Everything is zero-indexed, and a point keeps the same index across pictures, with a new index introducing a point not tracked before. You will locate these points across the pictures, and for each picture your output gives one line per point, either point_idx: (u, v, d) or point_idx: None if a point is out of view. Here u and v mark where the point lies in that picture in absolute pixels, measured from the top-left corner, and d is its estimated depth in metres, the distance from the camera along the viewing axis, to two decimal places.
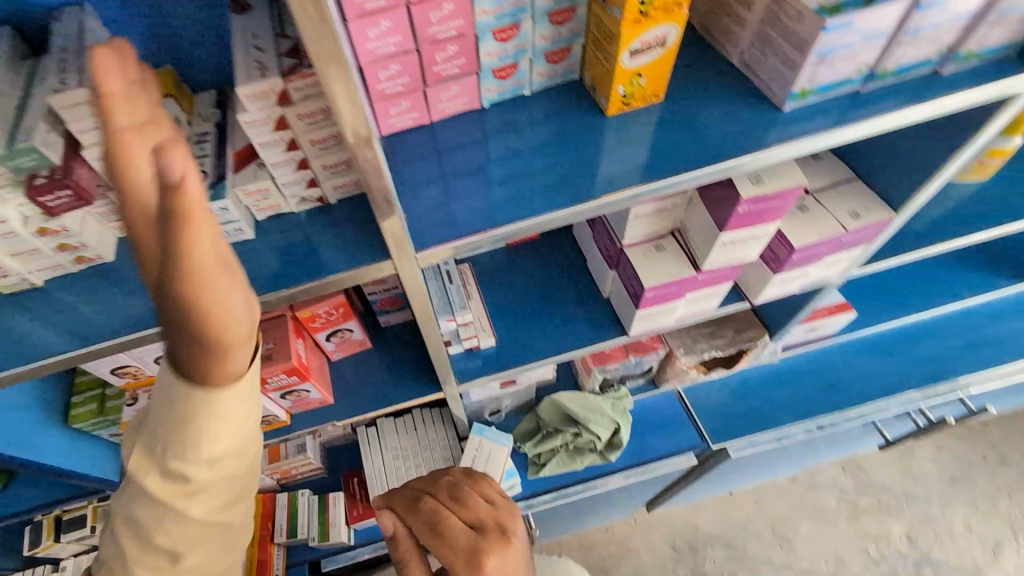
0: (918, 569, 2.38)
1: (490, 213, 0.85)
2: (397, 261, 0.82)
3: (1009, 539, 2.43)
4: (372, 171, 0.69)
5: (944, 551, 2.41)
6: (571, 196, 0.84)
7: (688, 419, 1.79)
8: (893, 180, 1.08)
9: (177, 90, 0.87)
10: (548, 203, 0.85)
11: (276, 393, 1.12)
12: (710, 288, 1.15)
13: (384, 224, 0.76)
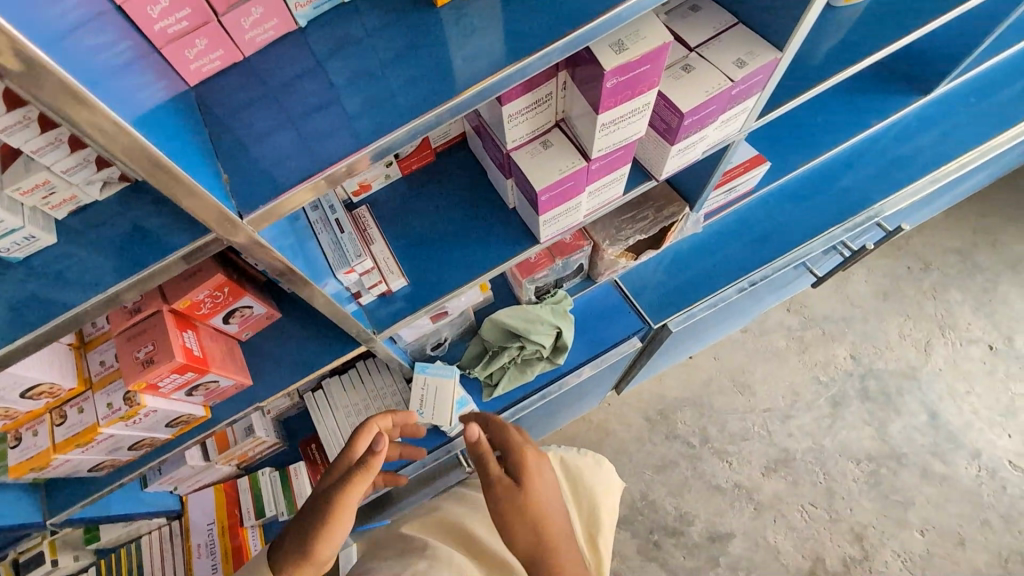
0: (862, 382, 2.64)
1: (322, 153, 0.74)
2: (222, 232, 0.71)
3: (937, 336, 2.70)
4: (115, 137, 0.55)
5: (883, 360, 2.68)
6: (404, 114, 0.74)
7: (628, 304, 1.83)
8: (774, 19, 1.01)
9: None
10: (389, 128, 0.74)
11: (181, 392, 1.04)
12: (610, 174, 1.09)
13: (183, 197, 0.64)
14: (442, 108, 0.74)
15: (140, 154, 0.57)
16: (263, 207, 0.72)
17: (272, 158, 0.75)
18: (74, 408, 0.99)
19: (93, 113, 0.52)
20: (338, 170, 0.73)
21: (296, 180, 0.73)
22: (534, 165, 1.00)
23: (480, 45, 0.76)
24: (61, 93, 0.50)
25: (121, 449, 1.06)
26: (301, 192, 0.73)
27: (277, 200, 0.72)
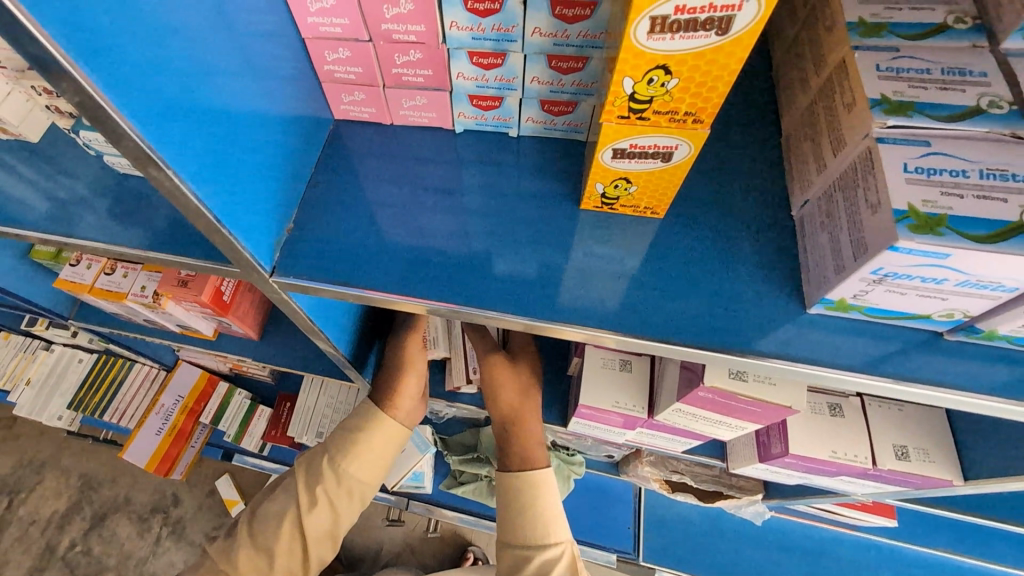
0: None
1: (377, 266, 0.67)
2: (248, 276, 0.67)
3: None
4: (173, 193, 0.52)
5: None
6: (473, 295, 0.64)
7: (634, 520, 1.52)
8: (983, 444, 0.73)
9: None
10: (447, 290, 0.64)
11: (200, 313, 1.12)
12: (673, 435, 0.92)
13: (224, 248, 0.60)
14: (507, 313, 0.62)
15: (192, 211, 0.54)
16: (290, 279, 0.65)
17: (338, 236, 0.68)
18: (123, 269, 1.09)
19: (159, 172, 0.49)
20: (378, 295, 0.65)
21: (334, 278, 0.65)
22: (596, 380, 0.85)
23: (596, 266, 0.64)
24: (132, 151, 0.47)
25: (137, 315, 1.17)
26: (328, 291, 0.65)
27: (309, 285, 0.65)
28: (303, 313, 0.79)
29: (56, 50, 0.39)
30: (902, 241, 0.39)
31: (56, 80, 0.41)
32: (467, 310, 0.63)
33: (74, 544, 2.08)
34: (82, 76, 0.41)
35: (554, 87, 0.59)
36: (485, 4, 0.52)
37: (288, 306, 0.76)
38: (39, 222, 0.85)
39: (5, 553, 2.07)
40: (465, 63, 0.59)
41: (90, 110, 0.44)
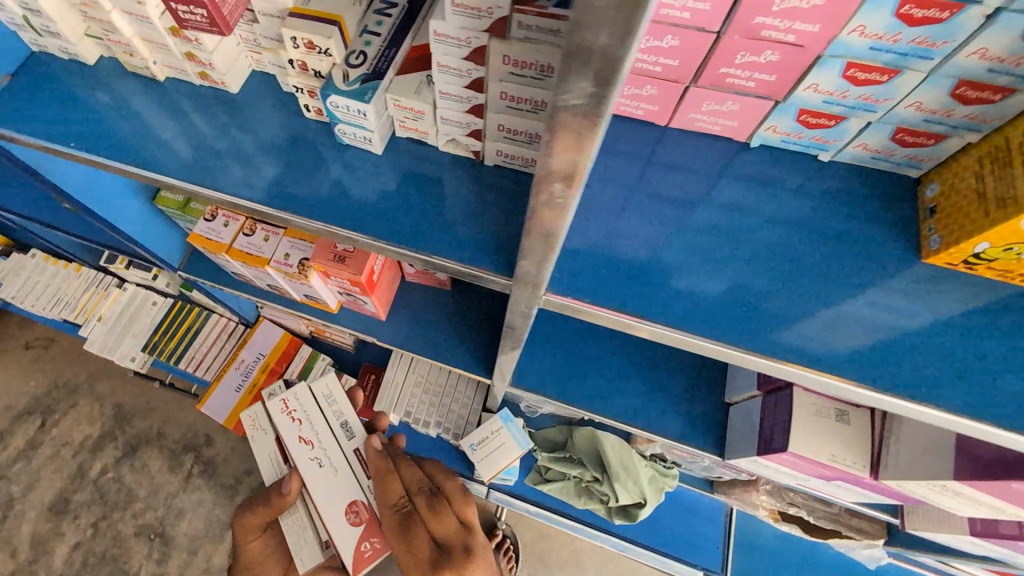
0: None
1: (659, 295, 0.62)
2: (516, 284, 0.61)
3: None
4: (551, 203, 0.47)
5: None
6: (766, 341, 0.60)
7: (722, 540, 1.46)
8: None
9: None
10: (740, 333, 0.60)
11: (335, 288, 1.02)
12: (869, 491, 0.83)
13: (526, 256, 0.55)
14: (813, 371, 0.59)
15: (549, 221, 0.49)
16: (568, 300, 0.62)
17: (617, 258, 0.63)
18: (263, 232, 0.99)
19: (565, 186, 0.44)
20: (666, 332, 0.61)
21: (615, 304, 0.61)
22: (811, 427, 0.77)
23: (904, 325, 0.59)
24: (569, 161, 0.42)
25: (263, 282, 1.08)
26: (609, 318, 0.62)
27: (592, 310, 0.61)
28: (521, 324, 0.72)
29: (627, 64, 0.33)
30: None
31: (578, 81, 0.35)
32: (757, 356, 0.60)
33: (104, 471, 2.03)
34: (617, 92, 0.36)
35: (934, 115, 0.55)
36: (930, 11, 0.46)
37: (516, 315, 0.68)
38: (209, 175, 0.72)
39: (37, 470, 2.03)
40: (832, 74, 0.54)
41: (579, 118, 0.38)
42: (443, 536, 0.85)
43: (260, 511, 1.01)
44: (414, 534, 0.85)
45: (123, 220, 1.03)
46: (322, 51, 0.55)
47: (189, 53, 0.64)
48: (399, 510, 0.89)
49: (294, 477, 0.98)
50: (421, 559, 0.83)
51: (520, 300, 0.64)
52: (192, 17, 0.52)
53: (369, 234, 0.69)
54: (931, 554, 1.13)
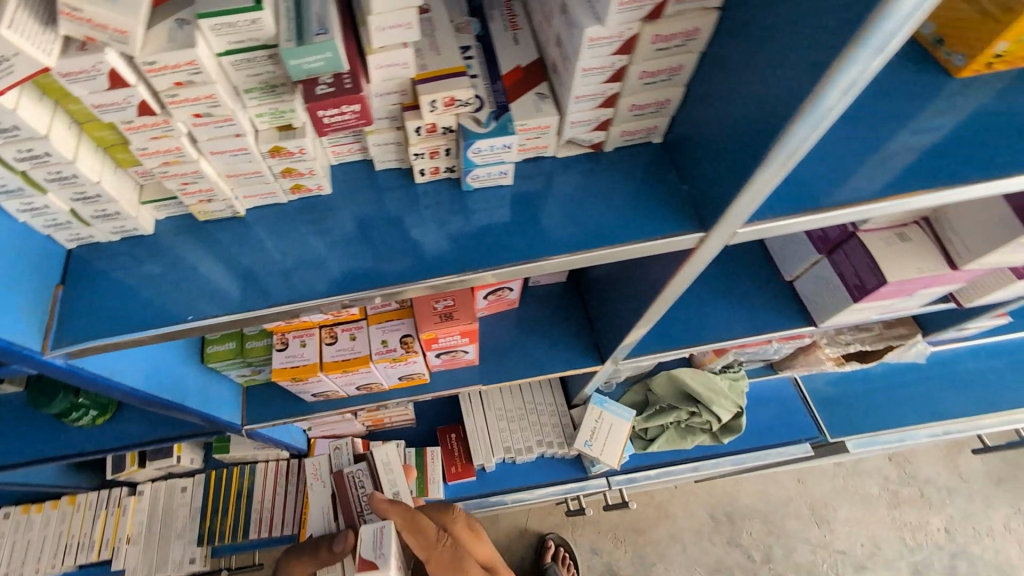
0: (952, 562, 2.39)
1: (804, 183, 0.67)
2: (708, 235, 0.64)
3: None
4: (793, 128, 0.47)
5: (981, 547, 2.42)
6: (908, 176, 0.66)
7: (804, 407, 1.65)
8: None
9: None
10: (894, 181, 0.65)
11: (435, 353, 1.03)
12: (943, 287, 0.99)
13: (736, 198, 0.57)
14: (969, 183, 0.65)
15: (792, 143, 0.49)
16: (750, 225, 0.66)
17: None
18: (345, 332, 1.00)
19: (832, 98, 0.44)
20: (841, 211, 0.65)
21: (789, 210, 0.65)
22: (890, 257, 0.93)
23: (976, 116, 0.69)
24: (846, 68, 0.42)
25: (351, 386, 1.07)
26: (788, 225, 0.65)
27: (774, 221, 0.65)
28: (690, 276, 0.75)
29: None
30: None
31: None
32: (927, 193, 0.64)
33: None
34: None
35: None
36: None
37: (688, 269, 0.72)
38: (332, 280, 0.68)
39: None
40: None
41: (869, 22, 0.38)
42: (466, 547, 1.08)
43: (304, 563, 0.99)
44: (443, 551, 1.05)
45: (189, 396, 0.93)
46: (462, 103, 0.56)
47: (288, 168, 0.63)
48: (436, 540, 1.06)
49: (345, 536, 0.98)
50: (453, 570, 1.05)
51: (710, 249, 0.66)
52: (339, 117, 0.53)
53: (528, 258, 0.66)
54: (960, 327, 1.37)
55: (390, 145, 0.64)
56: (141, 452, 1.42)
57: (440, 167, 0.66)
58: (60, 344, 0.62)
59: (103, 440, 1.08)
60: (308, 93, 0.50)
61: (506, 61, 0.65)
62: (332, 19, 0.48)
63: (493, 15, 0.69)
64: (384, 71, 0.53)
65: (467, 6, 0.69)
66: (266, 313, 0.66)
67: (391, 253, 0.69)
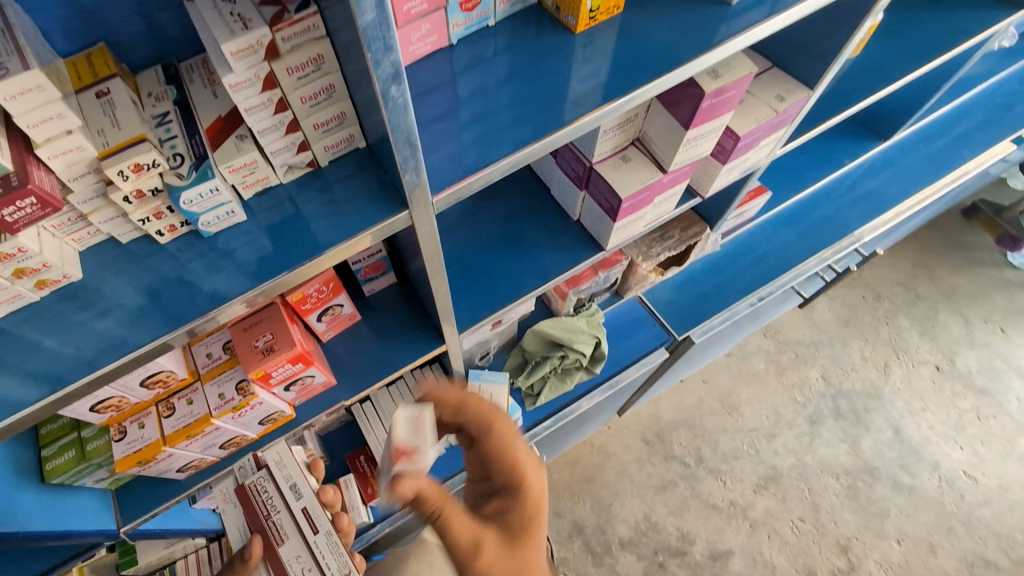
0: (834, 401, 2.81)
1: (488, 146, 0.83)
2: (414, 208, 0.78)
3: (894, 358, 2.93)
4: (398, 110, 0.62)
5: (851, 381, 2.87)
6: (560, 118, 0.85)
7: (652, 318, 1.91)
8: (803, 68, 1.16)
9: (117, 68, 0.73)
10: (549, 125, 0.85)
11: (280, 386, 1.02)
12: (671, 190, 1.22)
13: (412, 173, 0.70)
14: (593, 113, 0.86)
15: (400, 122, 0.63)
16: (442, 194, 0.79)
17: (458, 151, 0.84)
18: (183, 399, 0.97)
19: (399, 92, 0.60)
20: (514, 158, 0.82)
21: (471, 170, 0.81)
22: (619, 177, 1.13)
23: (601, 60, 0.90)
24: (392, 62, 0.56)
25: (214, 447, 1.04)
26: (477, 181, 0.81)
27: (466, 182, 0.80)
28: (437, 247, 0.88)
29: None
30: None
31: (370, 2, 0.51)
32: (563, 129, 0.84)
33: None
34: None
35: None
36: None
37: (426, 243, 0.85)
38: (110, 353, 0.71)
39: None
40: None
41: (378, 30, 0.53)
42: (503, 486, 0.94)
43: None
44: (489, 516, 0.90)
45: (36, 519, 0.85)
46: (151, 166, 0.64)
47: (19, 268, 0.66)
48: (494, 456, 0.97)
49: (255, 547, 1.07)
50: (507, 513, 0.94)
51: (423, 219, 0.80)
52: (19, 212, 0.59)
53: (283, 276, 0.75)
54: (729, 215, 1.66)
55: (117, 219, 0.71)
56: None
57: (175, 224, 0.74)
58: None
59: None
60: None
61: (204, 117, 0.73)
62: None
63: (185, 77, 0.77)
64: (62, 158, 0.60)
65: (163, 75, 0.76)
66: (53, 401, 0.69)
67: (163, 312, 0.74)
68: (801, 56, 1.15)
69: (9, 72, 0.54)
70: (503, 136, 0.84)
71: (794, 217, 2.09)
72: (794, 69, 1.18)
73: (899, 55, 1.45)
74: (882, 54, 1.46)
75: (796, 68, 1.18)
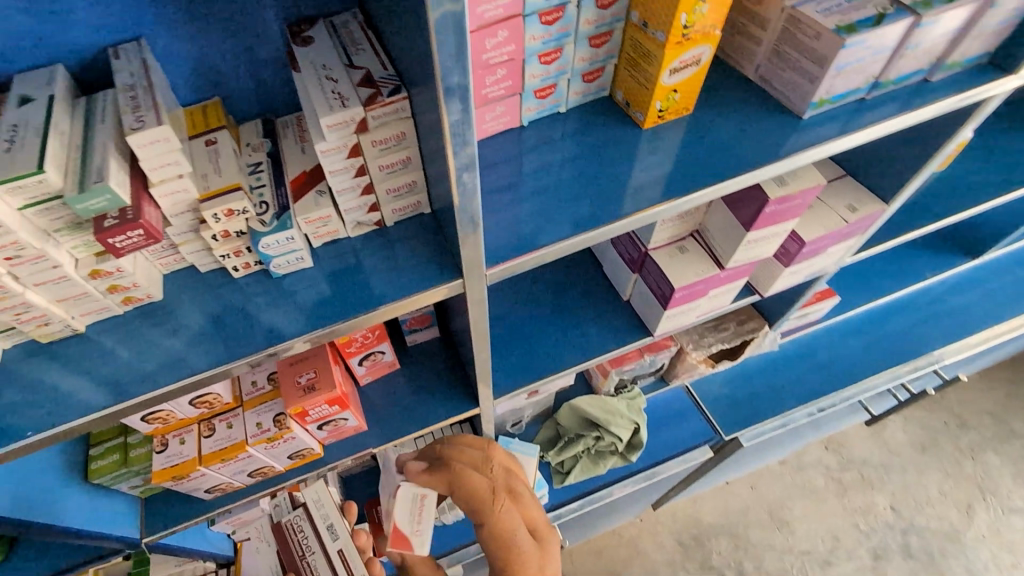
0: (904, 537, 2.48)
1: (547, 226, 0.86)
2: (466, 278, 0.81)
3: (979, 499, 2.57)
4: (466, 194, 0.66)
5: (926, 516, 2.53)
6: (620, 208, 0.87)
7: (699, 412, 1.81)
8: (879, 180, 1.14)
9: (224, 119, 0.84)
10: (609, 214, 0.87)
11: (314, 425, 1.05)
12: (728, 285, 1.20)
13: (470, 245, 0.74)
14: (657, 207, 0.87)
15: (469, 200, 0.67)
16: (496, 267, 0.83)
17: (516, 227, 0.87)
18: (223, 422, 1.01)
19: (472, 176, 0.64)
20: (569, 241, 0.85)
21: (524, 249, 0.84)
22: (675, 267, 1.12)
23: (668, 156, 0.92)
24: (471, 152, 0.61)
25: (244, 474, 1.06)
26: (530, 259, 0.84)
27: (521, 258, 0.83)
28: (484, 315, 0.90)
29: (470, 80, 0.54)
30: (847, 42, 0.78)
31: (463, 103, 0.56)
32: (622, 220, 0.86)
33: None
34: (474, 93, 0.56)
35: (593, 59, 0.89)
36: (552, 15, 0.79)
37: (475, 309, 0.88)
38: (173, 373, 0.77)
39: None
40: (535, 65, 0.85)
41: (465, 125, 0.58)
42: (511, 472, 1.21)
43: None
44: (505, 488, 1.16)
45: (77, 515, 0.90)
46: (241, 212, 0.72)
47: (112, 285, 0.74)
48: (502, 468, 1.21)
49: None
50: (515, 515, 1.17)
51: (474, 288, 0.83)
52: (128, 241, 0.66)
53: (337, 324, 0.79)
54: (790, 315, 1.59)
55: (202, 252, 0.79)
56: None
57: (249, 262, 0.81)
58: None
59: None
60: (98, 227, 0.64)
61: (291, 170, 0.82)
62: (109, 170, 0.63)
63: (279, 132, 0.87)
64: (170, 197, 0.69)
65: (261, 128, 0.88)
66: (117, 409, 0.74)
67: (225, 341, 0.79)
68: (877, 168, 1.13)
69: (144, 126, 0.63)
70: (562, 217, 0.87)
71: (864, 327, 1.96)
72: (869, 181, 1.16)
73: (989, 177, 1.39)
74: (969, 174, 1.41)
75: (871, 180, 1.15)
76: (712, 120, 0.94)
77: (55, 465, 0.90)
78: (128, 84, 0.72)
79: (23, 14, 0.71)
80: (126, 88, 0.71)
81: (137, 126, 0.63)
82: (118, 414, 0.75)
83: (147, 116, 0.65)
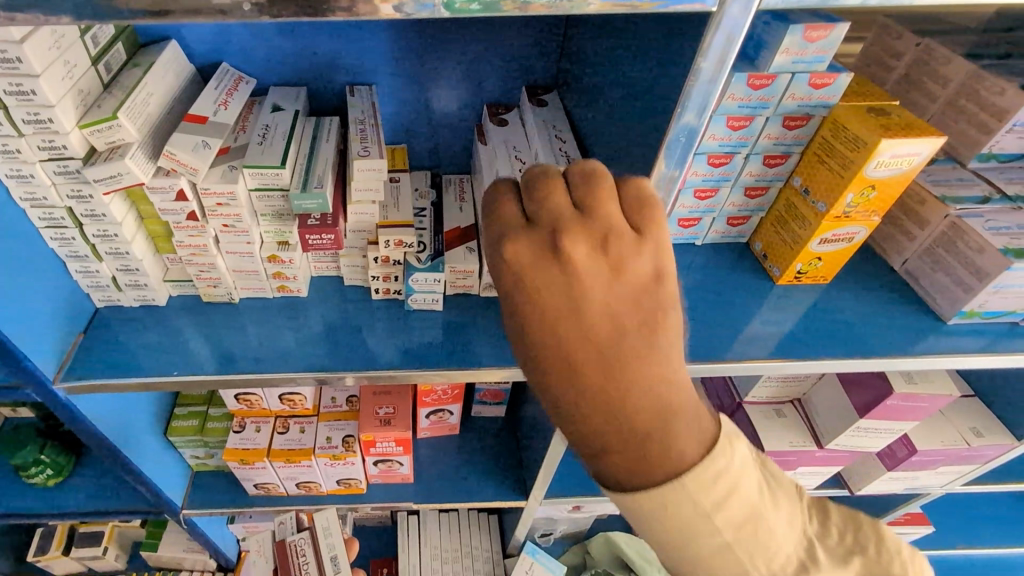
0: None
1: None
2: None
3: None
4: None
5: None
6: (741, 351, 0.88)
7: None
8: (1014, 412, 1.06)
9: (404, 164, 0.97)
10: (728, 352, 0.88)
11: (372, 458, 1.06)
12: (821, 467, 1.11)
13: None
14: (777, 362, 0.87)
15: None
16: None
17: None
18: (297, 425, 1.05)
19: None
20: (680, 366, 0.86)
21: None
22: (770, 428, 1.08)
23: (798, 316, 0.93)
24: None
25: (292, 480, 1.08)
26: None
27: None
28: None
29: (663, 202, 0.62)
30: (1016, 264, 0.78)
31: None
32: (739, 362, 0.87)
33: None
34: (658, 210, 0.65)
35: (744, 207, 0.94)
36: (721, 159, 0.86)
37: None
38: (293, 363, 0.83)
39: None
40: (688, 197, 0.92)
41: None
42: (661, 259, 0.45)
43: None
44: (633, 250, 0.44)
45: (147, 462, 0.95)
46: (407, 245, 0.82)
47: (278, 272, 0.85)
48: (614, 266, 0.44)
49: None
50: (653, 394, 0.45)
51: None
52: (319, 241, 0.78)
53: (447, 370, 0.84)
54: None
55: (356, 268, 0.88)
56: (70, 533, 1.28)
57: (390, 289, 0.89)
58: (64, 378, 0.77)
59: (41, 505, 1.05)
60: (302, 223, 0.77)
61: (448, 222, 0.91)
62: (328, 181, 0.75)
63: (445, 188, 0.99)
64: (357, 216, 0.80)
65: (429, 180, 1.00)
66: (240, 378, 0.81)
67: (344, 351, 0.85)
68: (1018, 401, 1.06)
69: (369, 155, 0.75)
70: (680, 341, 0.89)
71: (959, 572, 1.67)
72: (1001, 410, 1.08)
73: None
74: None
75: (1004, 409, 1.07)
76: (849, 296, 0.95)
77: (150, 412, 0.97)
78: (359, 119, 0.83)
79: (304, 49, 0.89)
80: (357, 121, 0.82)
81: (367, 156, 0.75)
82: (238, 383, 0.82)
83: (372, 148, 0.77)
